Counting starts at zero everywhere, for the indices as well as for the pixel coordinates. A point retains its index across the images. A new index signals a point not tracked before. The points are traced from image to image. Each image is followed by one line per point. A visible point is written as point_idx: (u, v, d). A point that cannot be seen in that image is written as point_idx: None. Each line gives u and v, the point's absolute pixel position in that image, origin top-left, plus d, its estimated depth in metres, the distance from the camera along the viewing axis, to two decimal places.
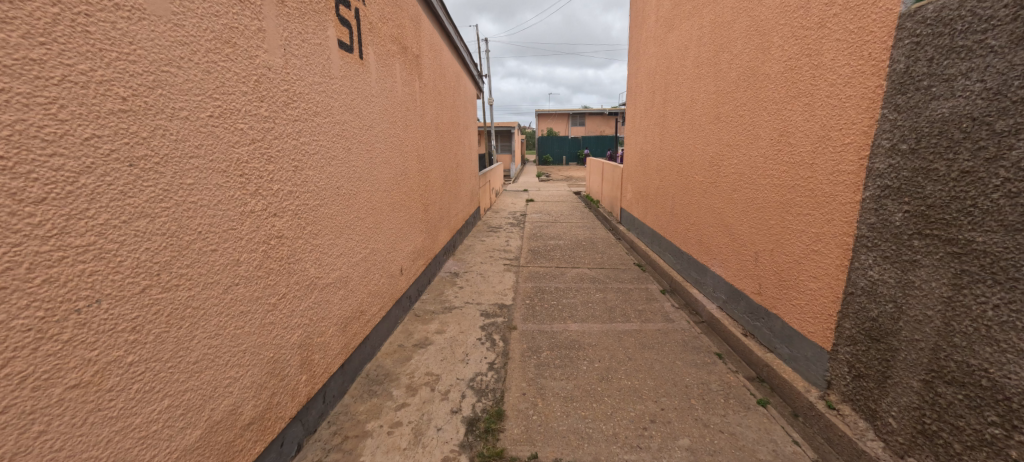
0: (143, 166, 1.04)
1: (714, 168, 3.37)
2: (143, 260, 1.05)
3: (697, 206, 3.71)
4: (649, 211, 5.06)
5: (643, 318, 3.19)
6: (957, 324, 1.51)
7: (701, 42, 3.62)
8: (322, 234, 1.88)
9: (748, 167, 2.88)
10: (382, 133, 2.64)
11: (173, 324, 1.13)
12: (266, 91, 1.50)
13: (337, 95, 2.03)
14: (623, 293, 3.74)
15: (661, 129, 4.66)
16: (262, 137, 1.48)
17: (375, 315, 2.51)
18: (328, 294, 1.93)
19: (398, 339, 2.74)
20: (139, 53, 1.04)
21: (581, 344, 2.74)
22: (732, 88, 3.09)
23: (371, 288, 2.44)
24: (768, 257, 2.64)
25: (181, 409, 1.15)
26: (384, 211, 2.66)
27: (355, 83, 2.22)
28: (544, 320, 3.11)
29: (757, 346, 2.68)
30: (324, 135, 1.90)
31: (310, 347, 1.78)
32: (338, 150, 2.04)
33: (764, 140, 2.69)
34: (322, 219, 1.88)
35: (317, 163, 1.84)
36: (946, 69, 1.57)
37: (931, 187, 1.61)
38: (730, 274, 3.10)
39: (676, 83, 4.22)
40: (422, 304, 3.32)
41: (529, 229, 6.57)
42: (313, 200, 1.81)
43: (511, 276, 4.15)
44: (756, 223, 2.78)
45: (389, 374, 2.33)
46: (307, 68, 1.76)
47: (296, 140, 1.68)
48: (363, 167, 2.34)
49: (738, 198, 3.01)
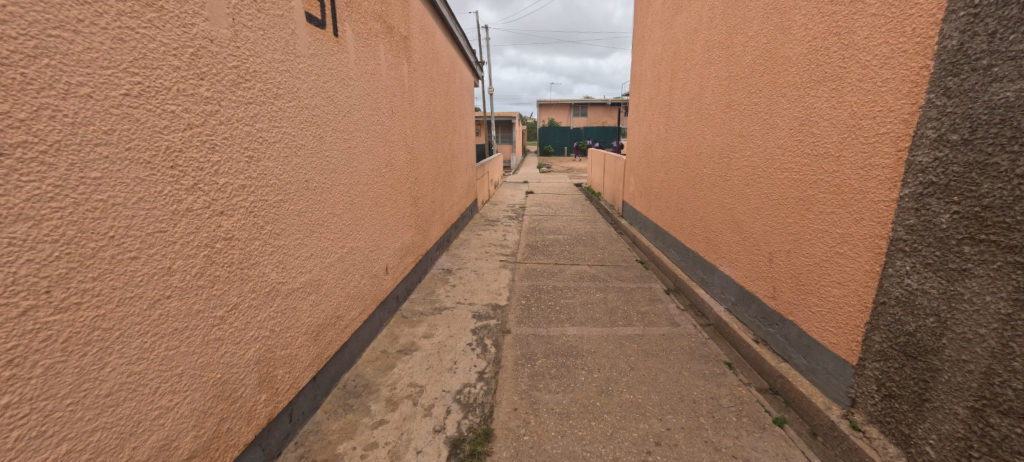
0: (21, 156, 0.83)
1: (724, 161, 3.15)
2: (23, 276, 0.84)
3: (704, 201, 3.49)
4: (653, 205, 4.83)
5: (646, 321, 2.97)
6: (1018, 346, 1.30)
7: (712, 25, 3.37)
8: (286, 233, 1.66)
9: (762, 159, 2.65)
10: (363, 121, 2.40)
11: (73, 352, 0.92)
12: (208, 67, 1.27)
13: (306, 76, 1.79)
14: (625, 293, 3.52)
15: (667, 119, 4.40)
16: (202, 122, 1.25)
17: (355, 319, 2.30)
18: (295, 300, 1.72)
19: (382, 344, 2.54)
20: (10, 11, 0.82)
21: (579, 351, 2.53)
22: (747, 74, 2.85)
23: (350, 290, 2.23)
24: (785, 258, 2.42)
25: (87, 452, 0.96)
26: (366, 207, 2.44)
27: (327, 62, 1.98)
28: (540, 322, 2.91)
29: (770, 354, 2.48)
30: (288, 121, 1.66)
31: (272, 361, 1.57)
32: (307, 138, 1.81)
33: (782, 130, 2.45)
34: (286, 216, 1.66)
35: (280, 152, 1.62)
36: (1012, 45, 1.34)
37: (988, 185, 1.39)
38: (742, 275, 2.89)
39: (683, 70, 3.96)
40: (410, 305, 3.11)
41: (528, 223, 6.34)
42: (274, 195, 1.58)
43: (507, 273, 3.94)
44: (771, 221, 2.55)
45: (369, 385, 2.13)
46: (263, 43, 1.52)
47: (251, 126, 1.46)
48: (339, 159, 2.11)
49: (751, 193, 2.77)
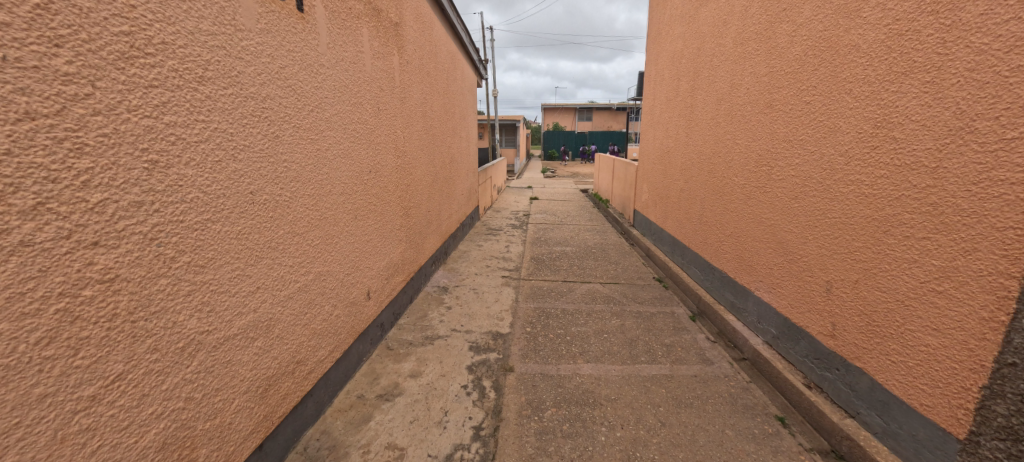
0: None
1: (762, 170, 2.73)
2: None
3: (735, 215, 3.05)
4: (670, 217, 4.40)
5: (672, 357, 2.53)
6: None
7: (747, 15, 2.95)
8: (217, 264, 1.23)
9: (814, 169, 2.23)
10: (340, 118, 1.99)
11: None
12: (72, 29, 0.87)
13: (253, 58, 1.37)
14: (644, 319, 3.08)
15: (688, 122, 3.99)
16: (59, 111, 0.85)
17: (323, 361, 1.87)
18: (231, 352, 1.30)
19: (359, 386, 2.11)
20: None
21: (596, 397, 2.10)
22: (794, 67, 2.42)
23: (316, 326, 1.80)
24: (848, 290, 1.99)
25: None
26: (341, 223, 2.02)
27: (287, 43, 1.56)
28: (548, 357, 2.47)
29: (831, 407, 2.03)
30: (221, 114, 1.24)
31: (188, 443, 1.15)
32: (253, 137, 1.38)
33: (845, 134, 2.02)
34: (216, 241, 1.23)
35: (208, 156, 1.19)
36: None
37: None
38: (786, 305, 2.45)
39: (709, 67, 3.55)
40: (396, 334, 2.68)
41: (532, 233, 5.89)
42: (197, 214, 1.16)
43: (509, 292, 3.50)
44: (828, 243, 2.12)
45: (336, 448, 1.70)
46: (183, 6, 1.11)
47: (157, 119, 1.04)
48: (304, 165, 1.69)
49: (800, 209, 2.34)
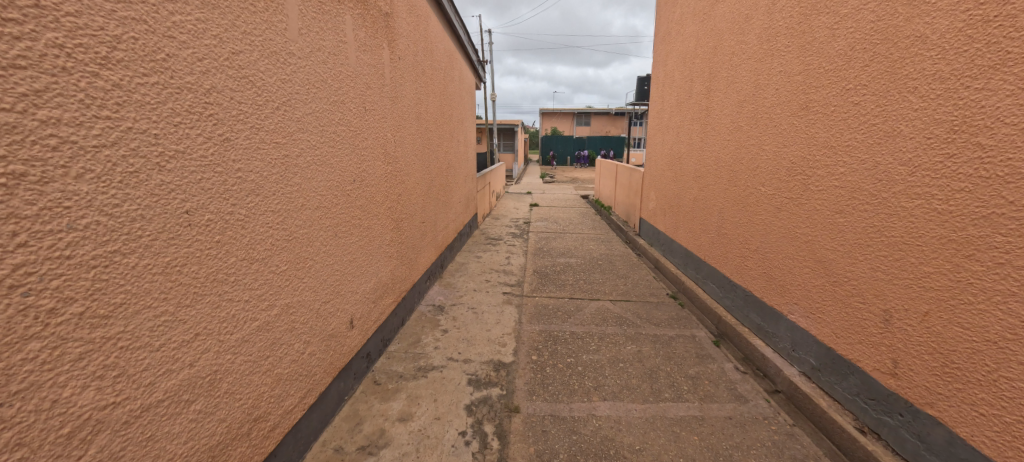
0: None
1: (795, 179, 2.44)
2: None
3: (762, 228, 2.76)
4: (683, 227, 4.10)
5: (700, 393, 2.22)
6: None
7: (775, 8, 2.67)
8: (132, 310, 0.92)
9: (863, 179, 1.93)
10: (315, 118, 1.67)
11: None
12: None
13: (191, 37, 1.05)
14: (663, 344, 2.77)
15: (704, 125, 3.70)
16: None
17: (292, 411, 1.55)
18: (153, 425, 0.98)
19: (339, 435, 1.79)
20: None
21: (618, 447, 1.78)
22: (836, 63, 2.13)
23: (281, 371, 1.47)
24: (914, 323, 1.69)
25: None
26: (316, 243, 1.69)
27: (242, 23, 1.24)
28: (559, 393, 2.16)
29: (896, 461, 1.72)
30: (140, 110, 0.92)
31: None
32: (191, 140, 1.05)
33: (906, 139, 1.72)
34: (130, 281, 0.91)
35: (118, 166, 0.88)
36: None
37: None
38: (829, 334, 2.15)
39: (728, 66, 3.28)
40: (386, 364, 2.36)
41: (534, 242, 5.57)
42: (99, 247, 0.85)
43: (511, 312, 3.18)
44: (884, 266, 1.82)
45: None
46: None
47: (24, 114, 0.74)
48: (266, 175, 1.36)
49: (844, 225, 2.04)
